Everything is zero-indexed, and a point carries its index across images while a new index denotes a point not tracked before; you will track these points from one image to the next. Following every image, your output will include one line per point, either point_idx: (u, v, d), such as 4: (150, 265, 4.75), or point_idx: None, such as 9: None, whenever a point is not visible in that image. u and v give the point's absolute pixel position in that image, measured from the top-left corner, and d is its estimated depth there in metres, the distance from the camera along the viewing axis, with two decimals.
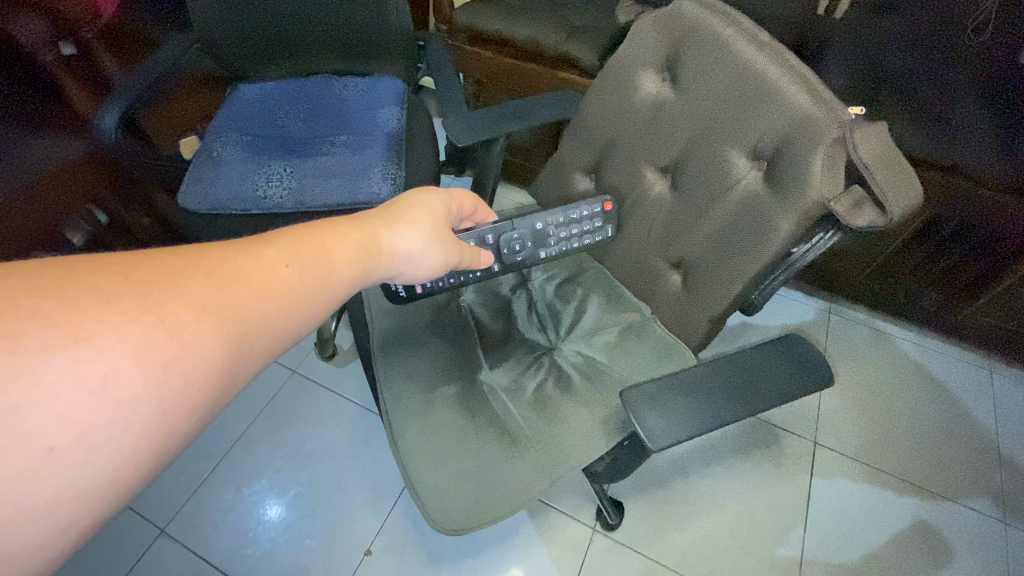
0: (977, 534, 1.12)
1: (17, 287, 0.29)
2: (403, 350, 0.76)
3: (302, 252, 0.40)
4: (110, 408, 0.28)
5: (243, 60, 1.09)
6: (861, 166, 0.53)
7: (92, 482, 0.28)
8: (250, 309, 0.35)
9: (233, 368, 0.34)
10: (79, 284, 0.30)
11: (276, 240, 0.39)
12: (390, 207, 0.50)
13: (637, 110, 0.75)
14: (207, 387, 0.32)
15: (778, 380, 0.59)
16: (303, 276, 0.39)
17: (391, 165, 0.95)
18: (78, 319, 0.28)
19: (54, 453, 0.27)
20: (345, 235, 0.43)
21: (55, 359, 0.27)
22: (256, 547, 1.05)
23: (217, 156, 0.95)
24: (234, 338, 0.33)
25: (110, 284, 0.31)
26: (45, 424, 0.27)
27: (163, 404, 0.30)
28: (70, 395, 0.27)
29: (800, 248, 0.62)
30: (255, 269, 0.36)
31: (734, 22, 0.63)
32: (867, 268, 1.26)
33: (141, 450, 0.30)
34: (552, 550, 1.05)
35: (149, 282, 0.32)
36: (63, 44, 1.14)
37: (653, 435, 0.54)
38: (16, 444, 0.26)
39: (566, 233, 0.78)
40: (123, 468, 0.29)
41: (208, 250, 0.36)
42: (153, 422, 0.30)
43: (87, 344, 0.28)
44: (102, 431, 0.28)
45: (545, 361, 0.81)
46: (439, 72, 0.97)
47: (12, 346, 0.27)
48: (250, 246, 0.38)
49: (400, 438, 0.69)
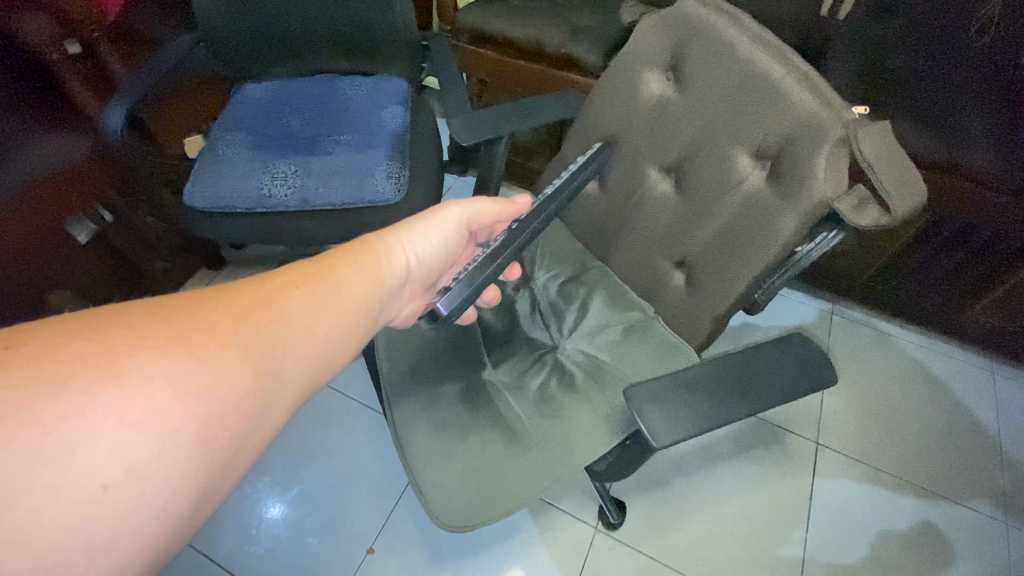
0: (978, 535, 1.12)
1: (61, 332, 0.33)
2: (407, 349, 0.76)
3: (313, 282, 0.48)
4: (153, 440, 0.32)
5: (247, 58, 1.09)
6: (866, 165, 0.53)
7: (144, 512, 0.32)
8: (273, 331, 0.42)
9: (261, 390, 0.39)
10: (112, 327, 0.35)
11: (286, 274, 0.47)
12: (382, 236, 0.59)
13: (640, 110, 0.75)
14: (240, 410, 0.37)
15: (783, 378, 0.59)
16: (312, 302, 0.46)
17: (395, 164, 0.95)
18: (117, 359, 0.33)
19: (108, 489, 0.31)
20: (350, 264, 0.52)
21: (100, 398, 0.31)
22: (258, 545, 1.05)
23: (223, 155, 0.96)
24: (258, 361, 0.40)
25: (141, 323, 0.36)
26: (96, 464, 0.30)
27: (201, 430, 0.35)
28: (118, 434, 0.31)
29: (803, 247, 0.63)
30: (275, 302, 0.44)
31: (738, 21, 0.64)
32: (869, 269, 1.26)
33: (186, 479, 0.34)
34: (553, 549, 1.06)
35: (177, 320, 0.37)
36: (69, 43, 1.05)
37: (657, 433, 0.54)
38: (73, 483, 0.30)
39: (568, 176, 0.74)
40: (171, 497, 0.33)
41: (229, 285, 0.43)
42: (193, 449, 0.34)
43: (128, 380, 0.32)
44: (151, 464, 0.32)
45: (547, 360, 0.81)
46: (443, 71, 0.97)
47: (59, 390, 0.31)
48: (265, 281, 0.45)
49: (403, 437, 0.69)
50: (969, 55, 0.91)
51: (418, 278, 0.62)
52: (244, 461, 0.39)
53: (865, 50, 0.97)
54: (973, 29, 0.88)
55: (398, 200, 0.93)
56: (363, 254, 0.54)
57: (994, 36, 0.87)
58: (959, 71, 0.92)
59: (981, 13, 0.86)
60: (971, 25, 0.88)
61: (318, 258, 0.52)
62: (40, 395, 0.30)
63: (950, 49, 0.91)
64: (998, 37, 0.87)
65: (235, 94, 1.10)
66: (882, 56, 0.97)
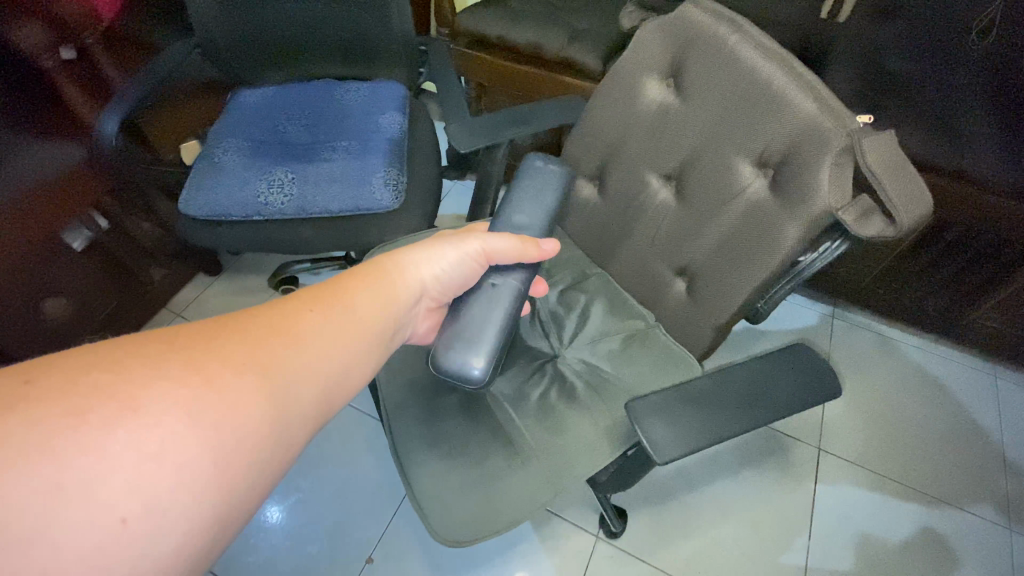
0: (984, 542, 1.11)
1: (77, 366, 0.35)
2: (406, 361, 0.75)
3: (331, 301, 0.50)
4: (170, 472, 0.33)
5: (243, 64, 1.08)
6: (871, 177, 0.53)
7: (164, 545, 0.32)
8: (288, 353, 0.43)
9: (279, 414, 0.40)
10: (129, 359, 0.37)
11: (303, 296, 0.49)
12: (393, 257, 0.59)
13: (641, 117, 0.74)
14: (258, 437, 0.38)
15: (785, 388, 0.59)
16: (325, 321, 0.48)
17: (393, 170, 0.94)
18: (133, 391, 0.35)
19: (126, 522, 0.31)
20: (362, 283, 0.54)
21: (118, 430, 0.33)
22: (257, 554, 1.04)
23: (219, 162, 0.95)
24: (274, 385, 0.40)
25: (159, 354, 0.38)
26: (117, 497, 0.31)
27: (218, 459, 0.35)
28: (135, 465, 0.32)
29: (806, 256, 0.61)
30: (291, 323, 0.45)
31: (741, 28, 0.63)
32: (871, 274, 1.25)
33: (204, 509, 0.34)
34: (555, 557, 1.05)
35: (191, 347, 0.39)
36: (64, 49, 1.04)
37: (660, 448, 0.53)
38: (95, 517, 0.31)
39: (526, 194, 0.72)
40: (190, 528, 0.34)
41: (246, 312, 0.45)
42: (211, 478, 0.35)
43: (145, 412, 0.34)
44: (168, 496, 0.33)
45: (548, 369, 0.80)
46: (441, 77, 0.96)
47: (78, 422, 0.32)
48: (280, 305, 0.47)
49: (403, 449, 0.68)
50: (969, 57, 0.88)
51: (435, 294, 0.62)
52: (264, 491, 0.39)
53: (866, 55, 0.96)
54: (974, 32, 0.85)
55: (396, 207, 0.92)
56: (373, 275, 0.56)
57: (996, 38, 0.84)
58: (960, 74, 0.90)
59: (982, 15, 0.83)
60: (972, 27, 0.85)
61: (335, 280, 0.54)
62: (60, 430, 0.32)
63: (950, 54, 0.89)
64: (999, 39, 0.84)
65: (232, 100, 1.09)
66: (882, 60, 0.96)
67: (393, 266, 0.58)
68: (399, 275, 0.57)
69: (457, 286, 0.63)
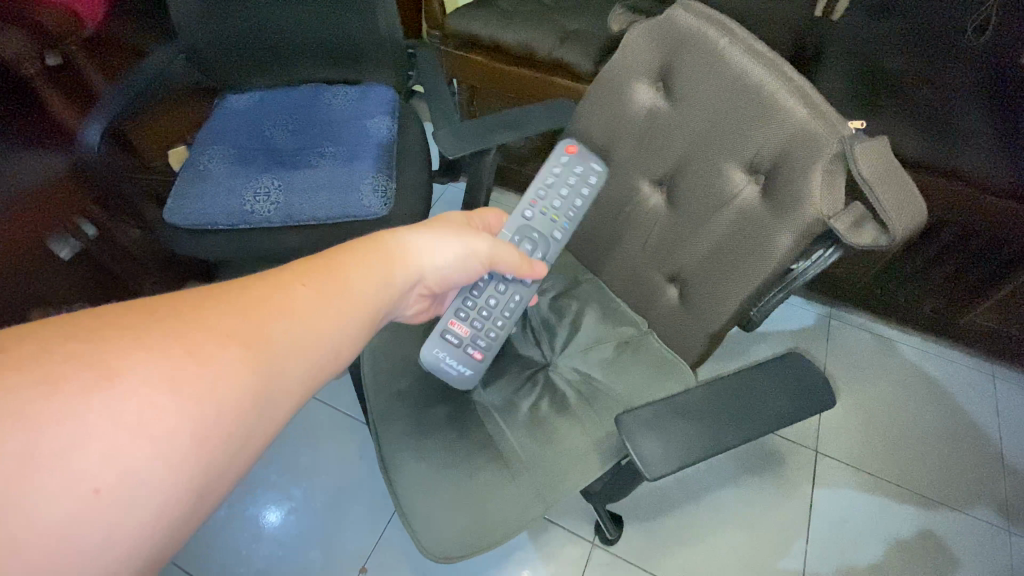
0: (982, 545, 1.10)
1: (55, 336, 0.34)
2: (394, 371, 0.74)
3: (323, 276, 0.46)
4: (146, 444, 0.32)
5: (229, 69, 1.07)
6: (861, 183, 0.51)
7: (139, 517, 0.32)
8: (277, 334, 0.40)
9: (262, 389, 0.38)
10: (111, 330, 0.35)
11: (293, 268, 0.46)
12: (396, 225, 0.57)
13: (631, 121, 0.73)
14: (239, 411, 0.36)
15: (777, 403, 0.57)
16: (319, 296, 0.44)
17: (382, 175, 0.93)
18: (111, 360, 0.33)
19: (100, 492, 0.31)
20: (360, 258, 0.50)
21: (95, 400, 0.32)
22: (250, 564, 1.03)
23: (204, 170, 0.93)
24: (261, 362, 0.38)
25: (140, 324, 0.36)
26: (90, 468, 0.31)
27: (199, 429, 0.34)
28: (111, 436, 0.31)
29: (800, 264, 0.61)
30: (279, 297, 0.42)
31: (730, 31, 0.61)
32: (868, 275, 1.24)
33: (181, 483, 0.33)
34: (552, 566, 1.04)
35: (173, 318, 0.37)
36: (49, 55, 1.03)
37: (648, 463, 0.52)
38: (68, 486, 0.30)
39: (562, 193, 0.73)
40: (165, 500, 0.33)
41: (232, 282, 0.42)
42: (190, 448, 0.34)
43: (123, 382, 0.33)
44: (144, 466, 0.32)
45: (539, 378, 0.79)
46: (429, 79, 0.95)
47: (53, 392, 0.31)
48: (268, 276, 0.44)
49: (390, 461, 0.67)
50: None
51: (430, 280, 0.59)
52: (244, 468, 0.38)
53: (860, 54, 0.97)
54: None
55: (384, 214, 0.90)
56: (369, 244, 0.52)
57: None
58: None
59: None
60: None
61: (333, 248, 0.50)
62: (34, 399, 0.31)
63: None
64: None
65: (217, 105, 1.07)
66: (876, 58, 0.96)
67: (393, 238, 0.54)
68: (397, 249, 0.53)
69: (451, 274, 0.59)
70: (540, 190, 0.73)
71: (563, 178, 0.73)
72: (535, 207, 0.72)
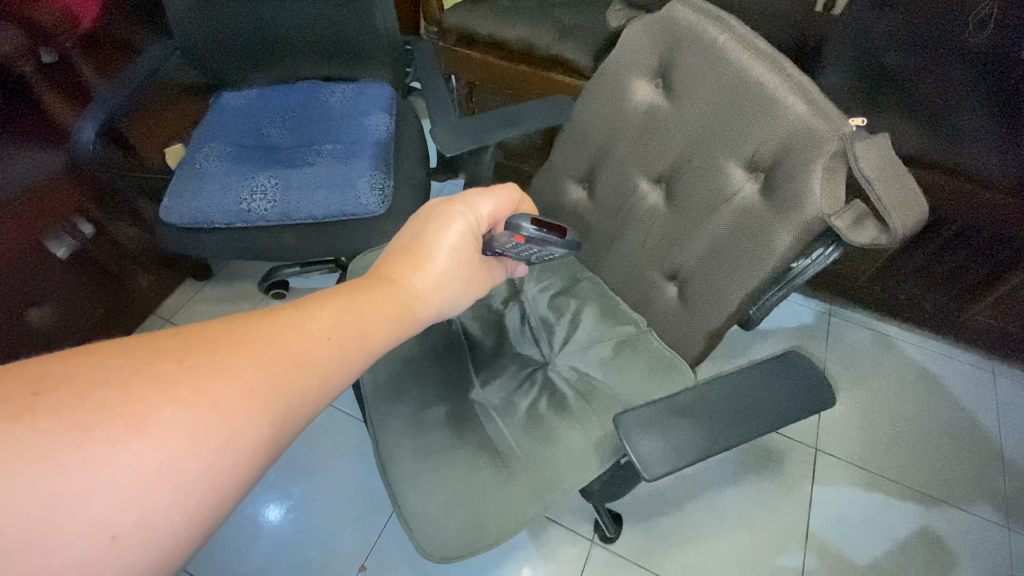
0: (982, 542, 1.10)
1: (84, 380, 0.32)
2: (391, 372, 0.73)
3: (347, 325, 0.44)
4: (165, 493, 0.31)
5: (225, 66, 1.06)
6: (861, 179, 0.51)
7: (147, 562, 0.30)
8: (295, 386, 0.39)
9: (274, 443, 0.37)
10: (140, 375, 0.33)
11: (319, 311, 0.44)
12: (415, 251, 0.54)
13: (628, 119, 0.73)
14: (254, 461, 0.35)
15: (774, 404, 0.57)
16: (338, 347, 0.43)
17: (379, 174, 0.92)
18: (141, 410, 0.32)
19: (116, 539, 0.29)
20: (380, 302, 0.48)
21: (123, 449, 0.30)
22: (249, 564, 1.03)
23: (201, 169, 0.92)
24: (279, 418, 0.37)
25: (166, 367, 0.34)
26: (109, 513, 0.29)
27: (214, 482, 0.33)
28: (133, 483, 0.30)
29: (800, 262, 0.60)
30: (301, 345, 0.40)
31: (730, 28, 0.61)
32: (867, 271, 1.24)
33: (192, 529, 0.32)
34: (551, 563, 1.04)
35: (203, 366, 0.35)
36: (44, 53, 1.02)
37: (648, 464, 0.52)
38: (85, 530, 0.29)
39: (527, 255, 0.62)
40: (174, 545, 0.31)
41: (259, 323, 0.40)
42: (204, 499, 0.33)
43: (151, 433, 0.31)
44: (160, 514, 0.31)
45: (537, 377, 0.78)
46: (427, 76, 0.94)
47: (82, 439, 0.30)
48: (296, 319, 0.42)
49: (388, 463, 0.66)
50: (966, 52, 0.90)
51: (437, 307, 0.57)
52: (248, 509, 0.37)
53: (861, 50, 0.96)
54: (973, 23, 0.88)
55: (382, 212, 0.90)
56: (393, 287, 0.50)
57: (994, 30, 0.86)
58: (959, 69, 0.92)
59: (981, 6, 0.85)
60: (971, 18, 0.87)
61: (352, 286, 0.49)
62: (62, 442, 0.29)
63: (950, 45, 0.91)
64: (997, 31, 0.86)
65: (214, 103, 1.06)
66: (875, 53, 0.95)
67: (411, 268, 0.53)
68: (415, 294, 0.51)
69: (455, 299, 0.56)
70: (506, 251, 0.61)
71: (526, 248, 0.61)
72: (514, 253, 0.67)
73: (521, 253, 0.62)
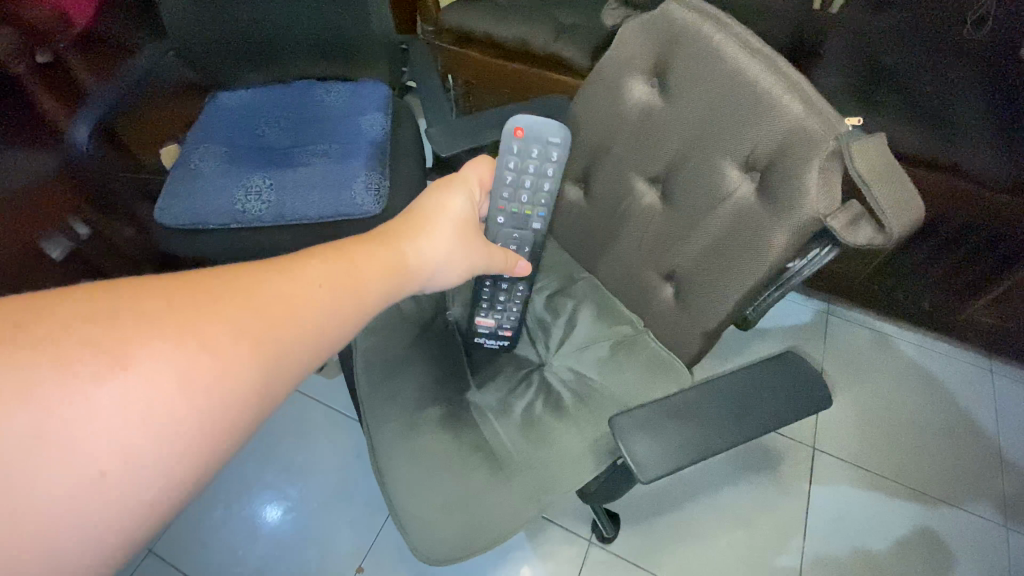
0: (979, 541, 1.11)
1: (68, 312, 0.32)
2: (386, 371, 0.73)
3: (340, 273, 0.42)
4: (152, 432, 0.31)
5: (220, 66, 1.05)
6: (859, 182, 0.51)
7: (140, 497, 0.31)
8: (287, 328, 0.37)
9: (269, 386, 0.36)
10: (125, 311, 0.33)
11: (311, 259, 0.42)
12: (411, 219, 0.53)
13: (625, 117, 0.72)
14: (245, 403, 0.34)
15: (769, 405, 0.57)
16: (336, 294, 0.41)
17: (374, 174, 0.92)
18: (126, 346, 0.31)
19: (106, 475, 0.30)
20: (373, 252, 0.46)
21: (105, 385, 0.30)
22: (246, 564, 1.03)
23: (196, 169, 0.92)
24: (271, 357, 0.36)
25: (152, 305, 0.33)
26: (98, 449, 0.30)
27: (204, 422, 0.32)
28: (119, 422, 0.30)
29: (795, 263, 0.61)
30: (293, 291, 0.39)
31: (725, 26, 0.60)
32: (866, 269, 1.23)
33: (183, 471, 0.32)
34: (549, 563, 1.04)
35: (189, 306, 0.34)
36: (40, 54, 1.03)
37: (643, 467, 0.52)
38: (74, 467, 0.29)
39: (528, 178, 0.68)
40: (167, 484, 0.32)
41: (249, 267, 0.39)
42: (195, 440, 0.32)
43: (136, 372, 0.31)
44: (148, 453, 0.31)
45: (534, 378, 0.78)
46: (423, 75, 0.93)
47: (66, 372, 0.30)
48: (286, 265, 0.40)
49: (383, 464, 0.66)
50: None
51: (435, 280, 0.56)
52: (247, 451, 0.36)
53: None
54: None
55: (377, 212, 0.90)
56: (391, 242, 0.49)
57: None
58: None
59: None
60: None
61: (351, 238, 0.47)
62: (48, 376, 0.30)
63: None
64: None
65: (209, 103, 1.05)
66: None
67: (410, 232, 0.51)
68: (410, 250, 0.50)
69: (456, 263, 0.55)
70: (506, 176, 0.67)
71: (525, 166, 0.67)
72: (511, 211, 0.69)
73: (522, 177, 0.67)
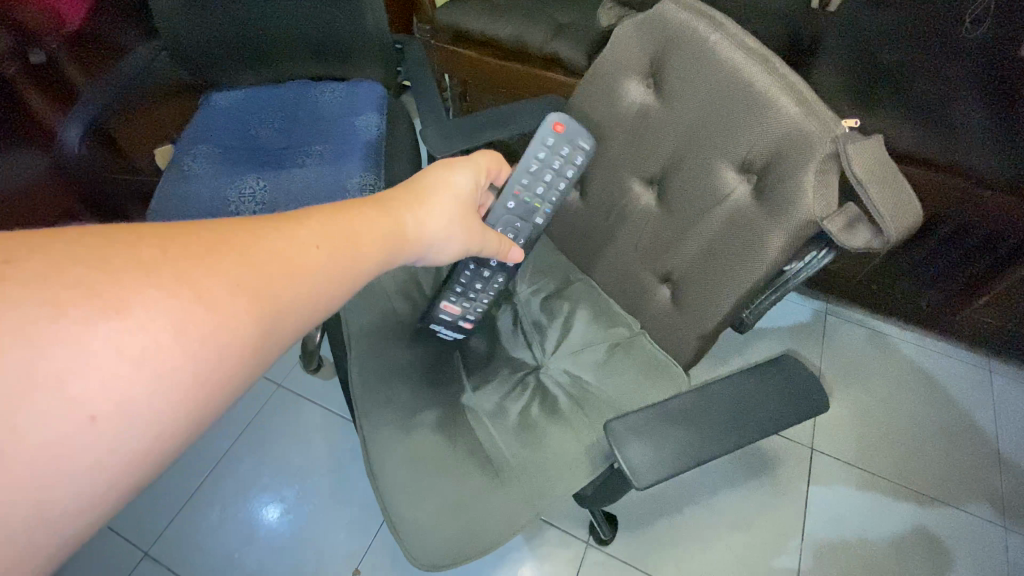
0: (978, 541, 1.10)
1: (60, 255, 0.31)
2: (381, 372, 0.72)
3: (336, 237, 0.42)
4: (148, 378, 0.30)
5: (215, 67, 1.04)
6: (854, 182, 0.50)
7: (134, 442, 0.30)
8: (284, 286, 0.37)
9: (265, 342, 0.36)
10: (119, 257, 0.32)
11: (308, 220, 0.41)
12: (413, 188, 0.53)
13: (621, 119, 0.71)
14: (240, 357, 0.34)
15: (766, 408, 0.56)
16: (333, 257, 0.41)
17: (370, 175, 0.91)
18: (121, 292, 0.30)
19: (96, 420, 0.29)
20: (372, 217, 0.46)
21: (99, 329, 0.29)
22: (241, 567, 1.03)
23: (189, 170, 0.91)
24: (267, 314, 0.35)
25: (149, 252, 0.33)
26: (91, 392, 0.29)
27: (199, 373, 0.32)
28: (113, 366, 0.29)
29: (793, 265, 0.61)
30: (291, 251, 0.38)
31: (721, 26, 0.59)
32: (864, 269, 1.23)
33: (178, 421, 0.32)
34: (547, 566, 1.04)
35: (185, 257, 0.33)
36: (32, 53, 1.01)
37: (638, 472, 0.51)
38: (63, 411, 0.28)
39: (550, 173, 0.69)
40: (161, 433, 0.31)
41: (246, 223, 0.38)
42: (191, 389, 0.32)
43: (131, 317, 0.30)
44: (143, 399, 0.30)
45: (530, 381, 0.78)
46: (418, 75, 0.93)
47: (58, 314, 0.29)
48: (283, 224, 0.39)
49: (377, 467, 0.66)
50: (965, 48, 0.86)
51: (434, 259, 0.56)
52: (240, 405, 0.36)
53: (857, 47, 0.94)
54: (968, 21, 0.84)
55: None
56: (390, 211, 0.48)
57: (988, 30, 0.83)
58: (963, 64, 0.88)
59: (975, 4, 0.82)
60: (965, 16, 0.83)
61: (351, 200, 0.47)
62: (39, 316, 0.28)
63: (944, 40, 0.87)
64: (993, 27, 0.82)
65: (203, 103, 1.05)
66: (870, 49, 0.93)
67: (411, 202, 0.51)
68: (411, 220, 0.49)
69: (453, 242, 0.55)
70: (530, 166, 0.68)
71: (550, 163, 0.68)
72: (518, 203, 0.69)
73: (544, 171, 0.68)
